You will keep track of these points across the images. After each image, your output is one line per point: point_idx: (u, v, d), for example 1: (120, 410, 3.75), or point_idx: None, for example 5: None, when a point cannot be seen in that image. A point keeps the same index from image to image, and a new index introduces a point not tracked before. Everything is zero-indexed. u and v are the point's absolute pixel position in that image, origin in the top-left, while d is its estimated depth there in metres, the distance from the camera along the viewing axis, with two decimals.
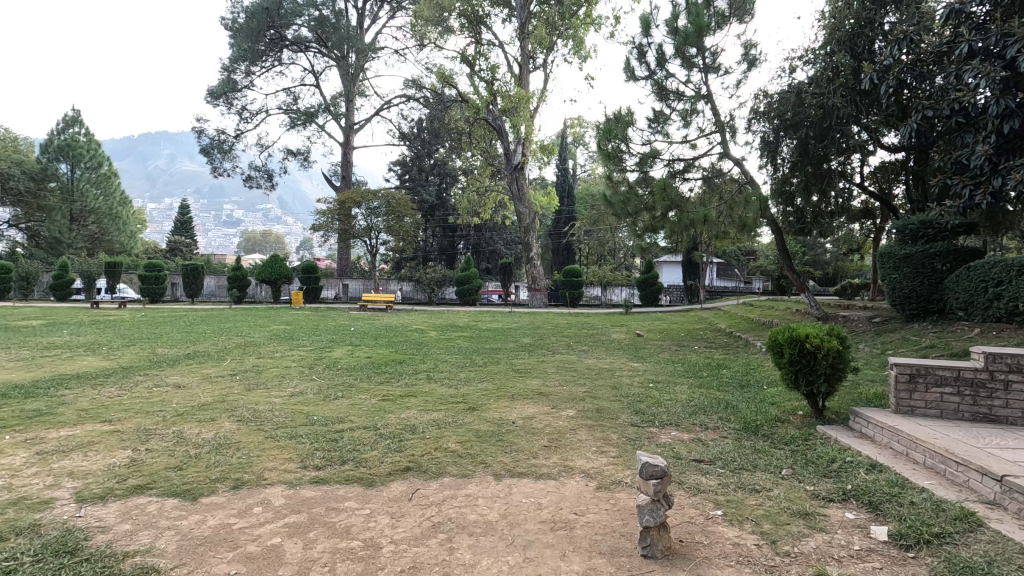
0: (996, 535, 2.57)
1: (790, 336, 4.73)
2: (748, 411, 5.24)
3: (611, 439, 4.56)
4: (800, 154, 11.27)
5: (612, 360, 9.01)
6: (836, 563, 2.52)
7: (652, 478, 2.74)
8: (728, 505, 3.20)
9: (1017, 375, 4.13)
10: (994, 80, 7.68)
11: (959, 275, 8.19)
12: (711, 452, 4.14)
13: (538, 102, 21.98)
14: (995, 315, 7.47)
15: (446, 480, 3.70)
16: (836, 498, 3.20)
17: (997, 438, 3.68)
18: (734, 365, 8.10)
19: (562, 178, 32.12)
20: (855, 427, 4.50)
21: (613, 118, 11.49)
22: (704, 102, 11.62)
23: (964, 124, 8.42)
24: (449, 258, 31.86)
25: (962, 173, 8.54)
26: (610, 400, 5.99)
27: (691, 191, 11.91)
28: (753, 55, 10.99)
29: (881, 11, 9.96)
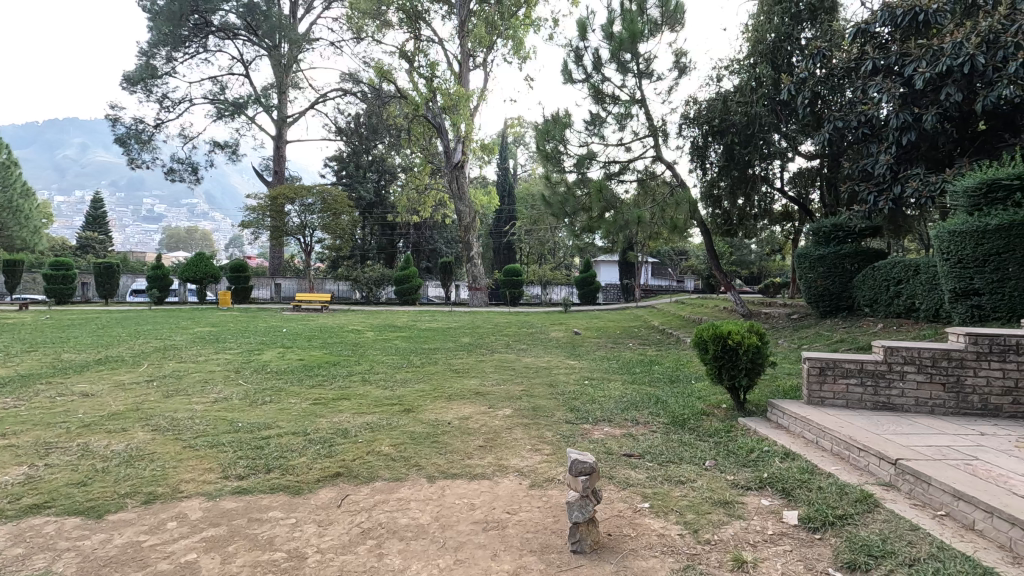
0: (890, 514, 2.80)
1: (714, 333, 4.96)
2: (676, 405, 5.46)
3: (546, 437, 4.61)
4: (726, 159, 11.86)
5: (550, 358, 9.13)
6: (750, 548, 2.66)
7: (580, 475, 2.80)
8: (654, 498, 3.31)
9: (912, 366, 4.50)
10: (894, 95, 8.47)
11: (866, 275, 8.86)
12: (640, 446, 4.28)
13: (478, 101, 21.95)
14: (896, 311, 8.12)
15: (378, 485, 3.62)
16: (753, 487, 3.39)
17: (894, 425, 4.02)
18: (665, 361, 8.42)
19: (502, 178, 32.25)
20: (772, 418, 4.76)
21: (551, 119, 11.64)
22: (639, 106, 12.01)
23: (869, 135, 9.18)
24: (389, 257, 31.27)
25: (867, 180, 9.29)
26: (546, 398, 6.08)
27: (626, 193, 12.27)
28: (684, 63, 11.46)
29: (798, 27, 10.67)
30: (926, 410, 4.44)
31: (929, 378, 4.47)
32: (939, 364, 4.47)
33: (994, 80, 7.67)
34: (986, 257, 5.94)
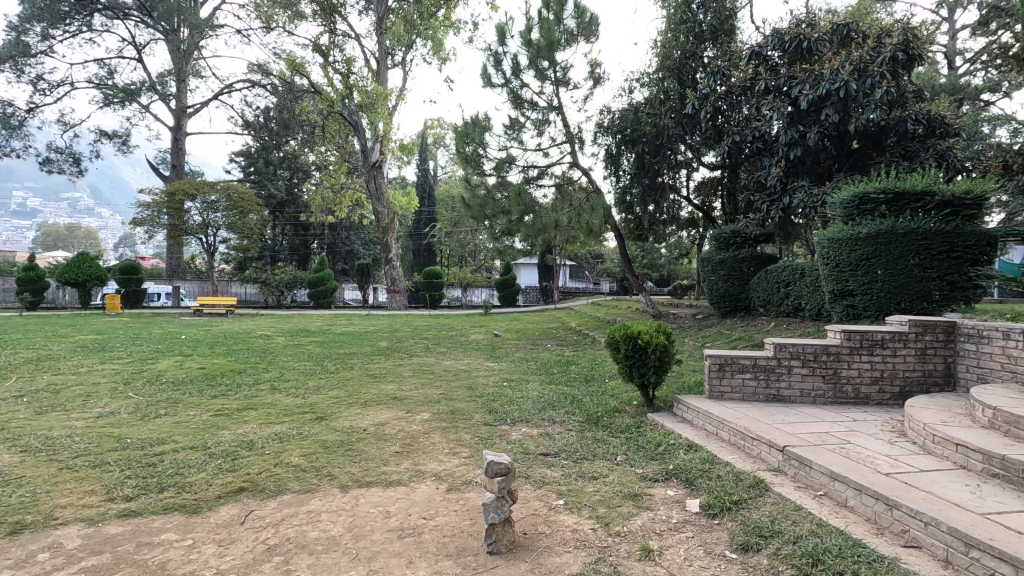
0: (778, 497, 3.05)
1: (625, 333, 5.19)
2: (591, 403, 5.65)
3: (464, 440, 4.61)
4: (638, 167, 12.44)
5: (469, 360, 9.12)
6: (657, 537, 2.81)
7: (497, 476, 2.82)
8: (569, 495, 3.40)
9: (798, 361, 4.94)
10: (783, 114, 9.31)
11: (760, 278, 9.62)
12: (556, 445, 4.38)
13: (396, 100, 21.52)
14: (786, 310, 8.88)
15: (286, 498, 3.45)
16: (660, 479, 3.57)
17: (783, 415, 4.39)
18: (581, 361, 8.67)
19: (421, 179, 31.85)
20: (678, 412, 5.05)
21: (470, 122, 11.66)
22: (556, 113, 12.33)
23: (763, 149, 10.00)
24: (302, 259, 29.90)
25: (761, 190, 10.11)
26: (465, 400, 6.08)
27: (545, 197, 12.52)
28: (598, 73, 11.90)
29: (701, 46, 11.44)
30: (809, 400, 4.89)
31: (813, 371, 4.92)
32: (820, 359, 4.94)
33: (864, 103, 8.65)
34: (859, 262, 6.63)
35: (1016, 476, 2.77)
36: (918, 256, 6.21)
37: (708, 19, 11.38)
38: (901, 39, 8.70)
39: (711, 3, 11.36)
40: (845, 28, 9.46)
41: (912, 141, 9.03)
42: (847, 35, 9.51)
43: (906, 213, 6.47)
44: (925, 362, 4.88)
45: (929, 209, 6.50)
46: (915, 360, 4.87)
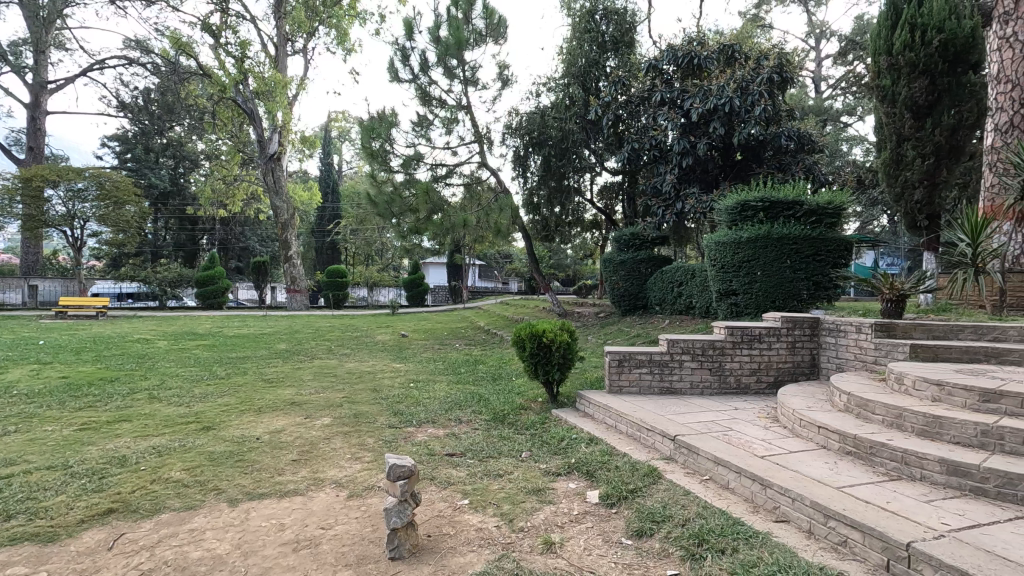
0: (669, 484, 3.25)
1: (531, 332, 5.29)
2: (497, 402, 5.70)
3: (366, 444, 4.46)
4: (544, 169, 12.73)
5: (374, 362, 8.85)
6: (558, 529, 2.89)
7: (399, 479, 2.76)
8: (473, 494, 3.40)
9: (688, 356, 5.30)
10: (677, 124, 9.99)
11: (657, 278, 10.20)
12: (462, 444, 4.37)
13: (297, 89, 20.42)
14: (679, 308, 9.47)
15: (165, 517, 3.14)
16: (562, 473, 3.68)
17: (675, 407, 4.69)
18: (488, 360, 8.73)
19: (324, 173, 30.51)
20: (580, 408, 5.22)
21: (376, 117, 11.33)
22: (464, 112, 12.31)
23: (659, 156, 10.65)
24: (188, 255, 27.51)
25: (658, 196, 10.76)
26: (369, 403, 5.88)
27: (453, 196, 12.45)
28: (507, 75, 12.04)
29: (604, 56, 11.96)
30: (698, 391, 5.26)
31: (701, 365, 5.30)
32: (707, 353, 5.33)
33: (746, 119, 9.49)
34: (740, 264, 7.25)
35: (865, 452, 3.16)
36: (789, 259, 6.89)
37: (610, 31, 11.90)
38: (776, 62, 9.62)
39: (613, 15, 11.90)
40: (729, 48, 10.28)
41: (786, 155, 10.00)
42: (732, 55, 10.35)
43: (780, 220, 7.16)
44: (794, 354, 5.43)
45: (799, 217, 7.24)
46: (786, 352, 5.40)
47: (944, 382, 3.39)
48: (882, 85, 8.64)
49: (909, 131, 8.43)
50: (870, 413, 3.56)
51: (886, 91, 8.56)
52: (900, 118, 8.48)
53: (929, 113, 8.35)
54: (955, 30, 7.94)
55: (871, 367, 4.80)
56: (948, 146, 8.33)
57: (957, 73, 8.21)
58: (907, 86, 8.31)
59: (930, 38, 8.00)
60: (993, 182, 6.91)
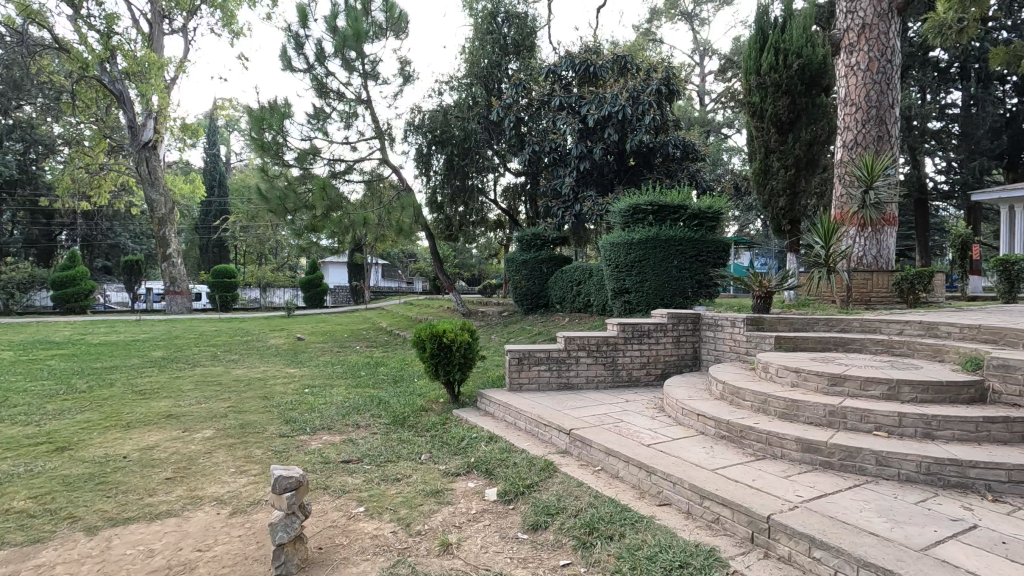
0: (564, 476, 3.36)
1: (431, 332, 5.23)
2: (397, 404, 5.59)
3: (254, 456, 4.17)
4: (447, 168, 12.62)
5: (265, 368, 8.30)
6: (456, 530, 2.88)
7: (286, 491, 2.63)
8: (369, 500, 3.30)
9: (584, 352, 5.51)
10: (574, 129, 10.41)
11: (557, 277, 10.52)
12: (359, 450, 4.23)
13: (176, 72, 18.66)
14: (578, 306, 9.83)
15: (4, 555, 2.73)
16: (462, 473, 3.67)
17: (572, 401, 4.87)
18: (390, 362, 8.55)
19: (209, 164, 28.14)
20: (481, 407, 5.25)
21: (267, 108, 10.65)
22: (364, 107, 11.93)
23: (558, 159, 11.02)
24: (43, 253, 24.27)
25: (557, 198, 11.15)
26: (258, 412, 5.52)
27: (352, 193, 12.03)
28: (408, 72, 11.82)
29: (505, 58, 12.15)
30: (593, 385, 5.50)
31: (596, 360, 5.54)
32: (601, 349, 5.58)
33: (637, 127, 10.10)
34: (632, 264, 7.65)
35: (736, 435, 3.46)
36: (675, 259, 7.42)
37: (511, 34, 12.11)
38: (664, 76, 10.31)
39: (514, 18, 12.12)
40: (622, 59, 10.84)
41: (672, 162, 10.73)
42: (625, 65, 10.90)
43: (668, 223, 7.67)
44: (679, 347, 5.84)
45: (684, 220, 7.80)
46: (671, 346, 5.79)
47: (801, 368, 3.81)
48: (752, 102, 9.50)
49: (775, 144, 9.37)
50: (740, 400, 3.90)
51: (756, 107, 9.44)
52: (767, 132, 9.40)
53: (791, 128, 9.33)
54: (810, 56, 8.96)
55: (743, 358, 5.28)
56: (806, 159, 9.37)
57: (812, 95, 9.23)
58: (772, 103, 9.21)
59: (790, 62, 8.95)
60: (842, 192, 7.86)
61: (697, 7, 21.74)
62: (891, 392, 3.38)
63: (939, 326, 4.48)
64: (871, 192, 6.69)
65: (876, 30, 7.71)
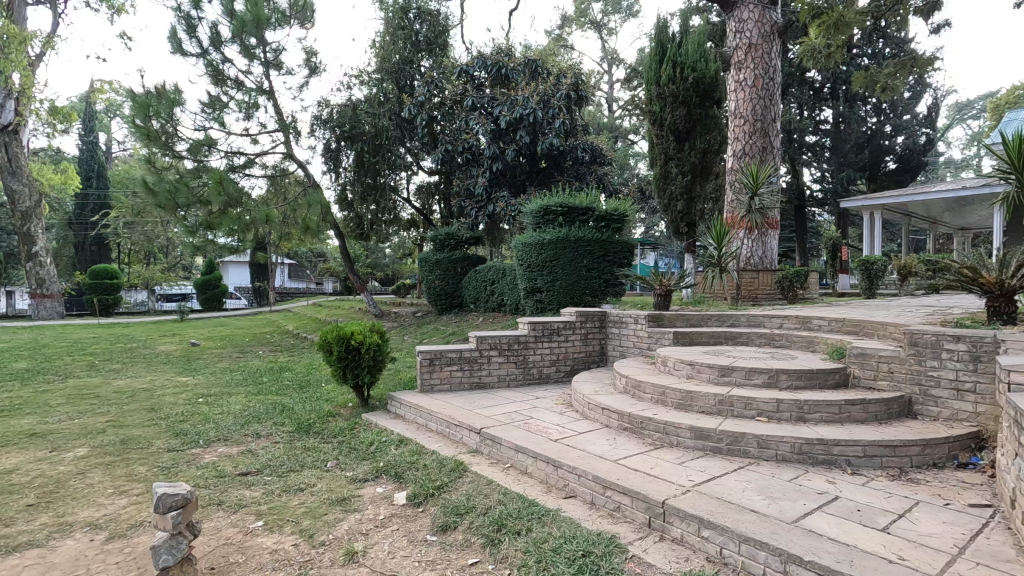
0: (474, 476, 3.38)
1: (338, 334, 5.04)
2: (303, 410, 5.34)
3: (137, 474, 3.81)
4: (357, 165, 12.20)
5: (152, 377, 7.59)
6: (362, 537, 2.80)
7: (171, 510, 2.43)
8: (269, 513, 3.12)
9: (496, 351, 5.56)
10: (487, 130, 10.50)
11: (471, 277, 10.52)
12: (259, 461, 3.99)
13: (42, 48, 16.57)
14: (492, 306, 9.89)
15: None
16: (370, 478, 3.57)
17: (484, 400, 4.90)
18: (296, 367, 8.13)
19: (86, 154, 25.29)
20: (392, 410, 5.14)
21: (154, 93, 9.76)
22: (266, 97, 11.28)
23: (471, 160, 11.04)
24: None
25: (471, 198, 11.17)
26: (143, 425, 5.04)
27: (253, 188, 11.35)
28: (315, 63, 11.32)
29: (417, 55, 12.00)
30: (505, 384, 5.56)
31: (507, 359, 5.60)
32: (513, 348, 5.65)
33: (547, 130, 10.37)
34: (543, 264, 7.82)
35: (637, 427, 3.65)
36: (584, 259, 7.68)
37: (424, 31, 11.97)
38: (573, 81, 10.65)
39: (426, 15, 11.96)
40: (534, 63, 11.03)
41: (581, 166, 11.10)
42: (536, 69, 11.12)
43: (577, 224, 7.92)
44: (587, 344, 6.04)
45: (592, 221, 8.08)
46: (580, 343, 5.98)
47: (695, 361, 4.09)
48: (653, 110, 10.06)
49: (673, 151, 10.00)
50: (641, 392, 4.12)
51: (656, 116, 10.00)
52: (667, 140, 10.00)
53: (688, 137, 9.98)
54: (703, 71, 9.63)
55: (646, 353, 5.58)
56: (701, 166, 10.07)
57: (706, 107, 9.89)
58: (671, 113, 9.78)
59: (687, 75, 9.56)
60: (733, 198, 8.50)
61: (605, 17, 22.65)
62: (771, 380, 3.72)
63: (812, 320, 4.98)
64: (757, 198, 7.32)
65: (760, 49, 8.41)
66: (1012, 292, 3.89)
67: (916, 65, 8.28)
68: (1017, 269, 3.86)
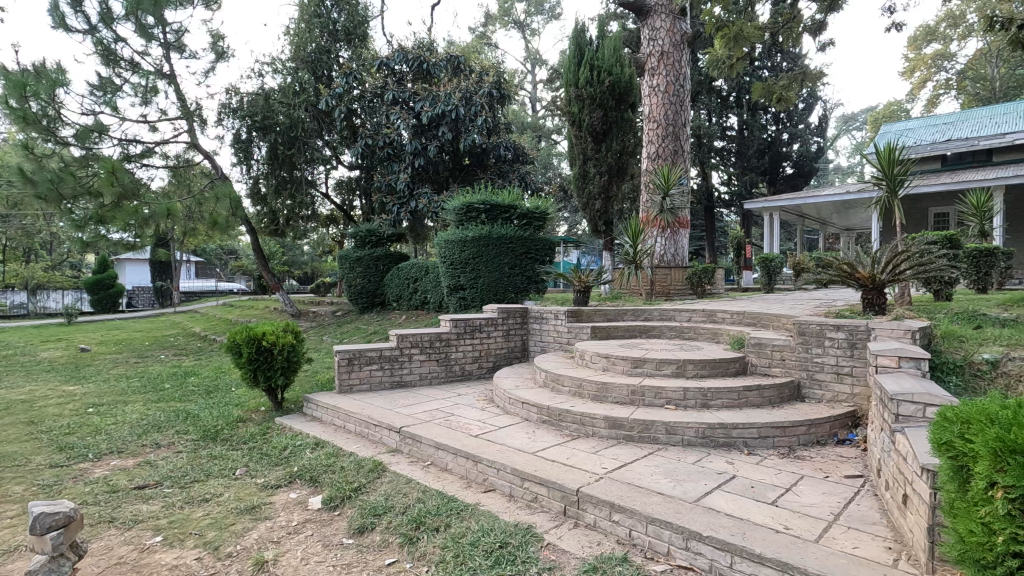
0: (393, 476, 3.33)
1: (247, 335, 4.78)
2: (209, 417, 5.02)
3: (11, 495, 3.41)
4: (271, 157, 11.61)
5: (33, 387, 6.82)
6: (273, 545, 2.68)
7: (51, 531, 2.25)
8: (169, 527, 2.92)
9: (417, 348, 5.50)
10: (408, 125, 10.34)
11: (394, 275, 10.32)
12: (159, 473, 3.71)
13: None
14: (415, 304, 9.76)
15: None
16: (283, 484, 3.43)
17: (404, 399, 4.83)
18: (203, 371, 7.61)
19: None
20: (307, 412, 4.95)
21: (31, 71, 8.75)
22: (167, 81, 10.46)
23: (392, 155, 10.84)
24: None
25: (393, 194, 10.96)
26: (20, 441, 4.53)
27: (152, 180, 10.48)
28: (222, 48, 10.63)
29: (335, 45, 11.60)
30: (427, 382, 5.52)
31: (429, 357, 5.56)
32: (435, 345, 5.61)
33: (469, 127, 10.38)
34: (466, 261, 7.82)
35: (554, 419, 3.75)
36: (506, 256, 7.76)
37: (342, 20, 11.57)
38: (495, 80, 10.73)
39: (344, 4, 11.57)
40: (456, 60, 10.99)
41: (504, 164, 11.21)
42: (458, 66, 11.08)
43: (499, 222, 7.97)
44: (509, 341, 6.11)
45: (514, 219, 8.15)
46: (501, 340, 6.04)
47: (610, 354, 4.26)
48: (572, 111, 10.34)
49: (591, 152, 10.36)
50: (560, 385, 4.24)
51: (575, 117, 10.29)
52: (585, 141, 10.34)
53: (604, 138, 10.35)
54: (619, 75, 10.02)
55: (565, 347, 5.74)
56: (616, 167, 10.51)
57: (621, 110, 10.28)
58: (588, 114, 10.11)
59: (603, 78, 9.84)
60: (647, 198, 8.91)
61: (528, 18, 22.93)
62: (679, 370, 3.94)
63: (716, 313, 5.33)
64: (668, 199, 7.72)
65: (671, 57, 8.86)
66: (881, 285, 4.39)
67: (806, 80, 9.06)
68: (885, 265, 4.35)
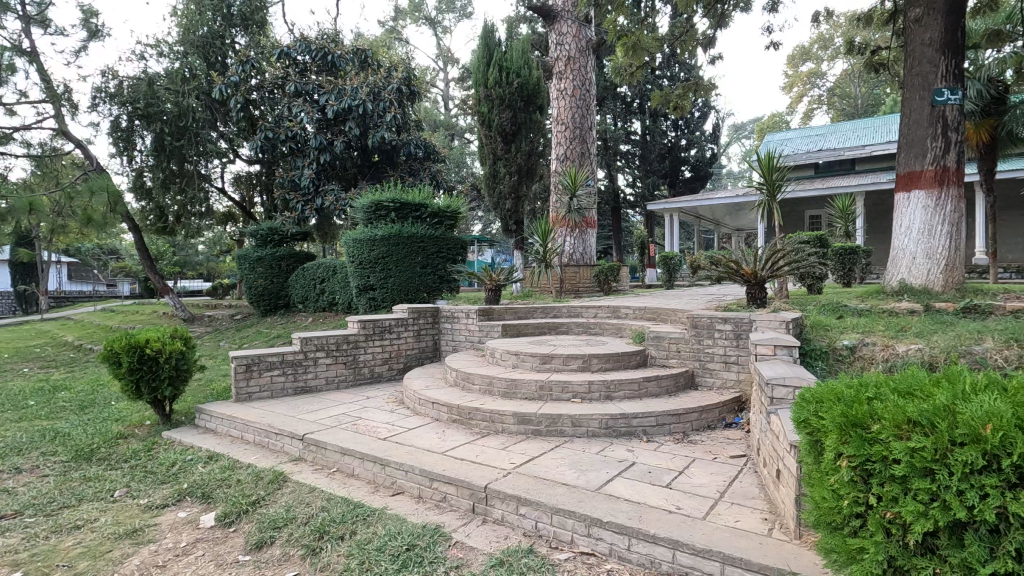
0: (296, 486, 3.18)
1: (128, 343, 4.35)
2: (83, 435, 4.51)
3: None
4: (156, 148, 10.64)
5: None
6: (158, 571, 2.47)
7: None
8: (31, 561, 2.59)
9: (322, 352, 5.28)
10: (313, 118, 9.89)
11: (298, 275, 9.83)
12: (17, 501, 3.28)
13: None
14: (323, 305, 9.37)
15: None
16: (170, 503, 3.16)
17: (308, 405, 4.63)
18: (75, 385, 6.82)
19: None
20: (200, 424, 4.59)
21: None
22: (27, 59, 9.27)
23: (295, 150, 10.32)
24: None
25: (297, 190, 10.45)
26: None
27: (10, 171, 9.22)
28: (95, 26, 9.58)
29: (230, 31, 10.85)
30: (334, 385, 5.32)
31: (335, 360, 5.36)
32: (341, 347, 5.42)
33: (378, 123, 10.13)
34: (375, 261, 7.61)
35: (465, 417, 3.76)
36: (416, 255, 7.66)
37: (237, 4, 10.83)
38: (404, 76, 10.53)
39: None
40: (362, 53, 10.65)
41: (414, 162, 11.05)
42: (365, 59, 10.75)
43: (409, 220, 7.84)
44: (420, 341, 6.03)
45: (424, 217, 8.04)
46: (412, 340, 5.95)
47: (519, 351, 4.34)
48: (482, 111, 10.37)
49: (501, 152, 10.47)
50: (470, 383, 4.25)
51: (485, 117, 10.34)
52: (495, 141, 10.43)
53: (514, 138, 10.50)
54: (527, 77, 10.20)
55: (476, 346, 5.77)
56: (526, 168, 10.72)
57: (530, 111, 10.47)
58: (498, 115, 10.21)
59: (511, 79, 9.96)
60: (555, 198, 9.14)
61: (439, 15, 22.74)
62: (585, 364, 4.09)
63: (620, 309, 5.59)
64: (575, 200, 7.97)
65: (577, 62, 9.14)
66: (762, 280, 4.81)
67: (699, 90, 9.70)
68: (766, 262, 4.77)
